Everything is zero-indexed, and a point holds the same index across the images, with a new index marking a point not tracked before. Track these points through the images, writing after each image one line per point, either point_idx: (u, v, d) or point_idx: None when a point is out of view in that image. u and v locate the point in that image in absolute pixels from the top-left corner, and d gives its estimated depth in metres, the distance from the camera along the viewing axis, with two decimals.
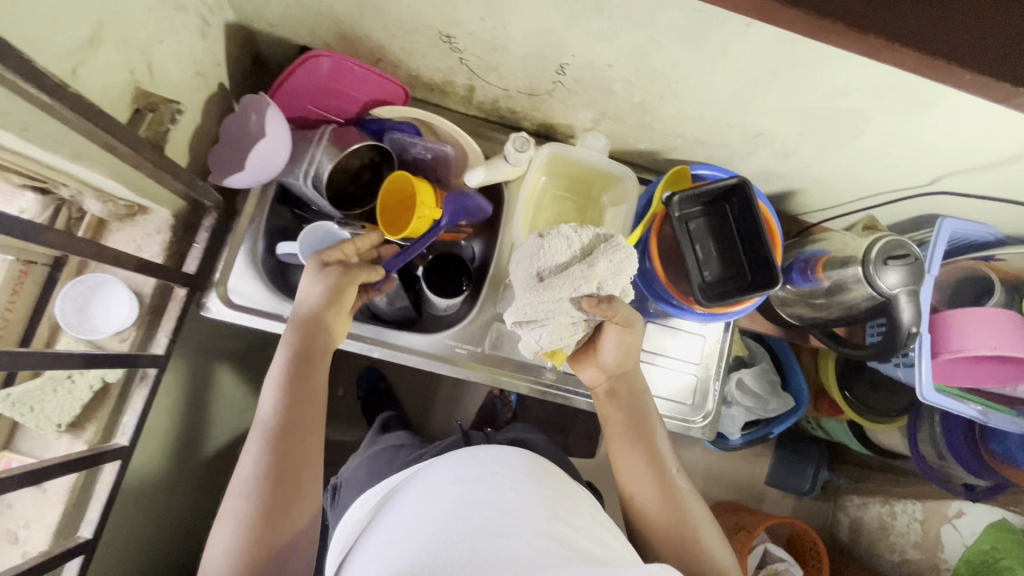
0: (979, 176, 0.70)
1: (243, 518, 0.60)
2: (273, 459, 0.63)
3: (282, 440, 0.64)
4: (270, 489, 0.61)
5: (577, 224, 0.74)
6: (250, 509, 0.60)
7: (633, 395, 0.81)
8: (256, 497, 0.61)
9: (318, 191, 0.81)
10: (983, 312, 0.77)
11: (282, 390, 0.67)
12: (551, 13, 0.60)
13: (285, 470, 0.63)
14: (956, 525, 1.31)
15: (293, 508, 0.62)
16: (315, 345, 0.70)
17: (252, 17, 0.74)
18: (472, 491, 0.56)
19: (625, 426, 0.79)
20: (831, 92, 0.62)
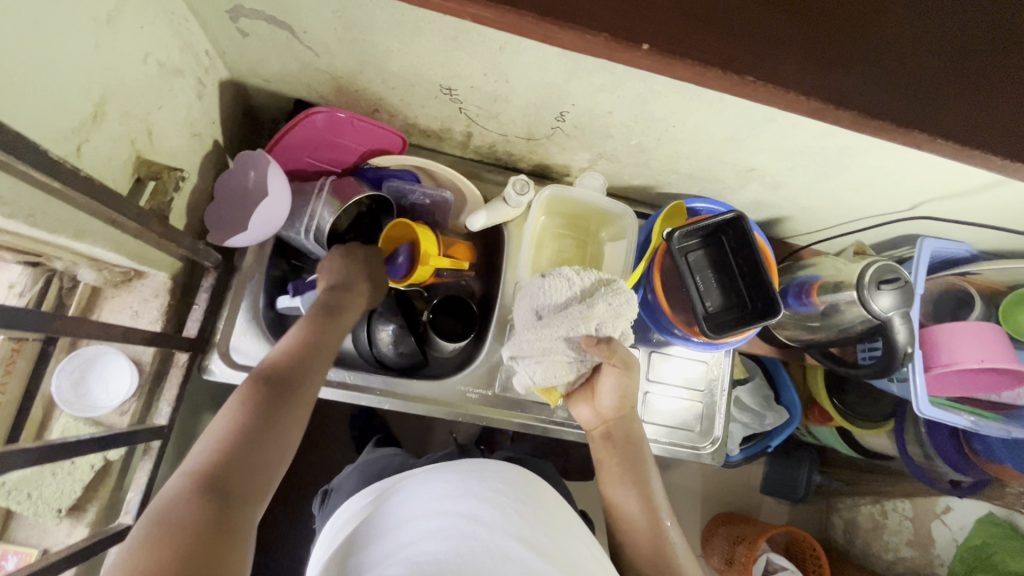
0: (956, 202, 0.74)
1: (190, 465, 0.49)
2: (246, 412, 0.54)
3: (255, 433, 0.53)
4: (223, 476, 0.49)
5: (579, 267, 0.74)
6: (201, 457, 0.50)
7: (626, 430, 0.76)
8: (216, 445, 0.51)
9: (319, 244, 0.82)
10: (968, 326, 0.82)
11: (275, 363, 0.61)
12: (556, 69, 0.61)
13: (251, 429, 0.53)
14: (945, 520, 1.37)
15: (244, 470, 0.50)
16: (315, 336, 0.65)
17: (247, 74, 0.74)
18: (468, 506, 0.55)
19: (619, 467, 0.73)
20: (821, 133, 0.65)
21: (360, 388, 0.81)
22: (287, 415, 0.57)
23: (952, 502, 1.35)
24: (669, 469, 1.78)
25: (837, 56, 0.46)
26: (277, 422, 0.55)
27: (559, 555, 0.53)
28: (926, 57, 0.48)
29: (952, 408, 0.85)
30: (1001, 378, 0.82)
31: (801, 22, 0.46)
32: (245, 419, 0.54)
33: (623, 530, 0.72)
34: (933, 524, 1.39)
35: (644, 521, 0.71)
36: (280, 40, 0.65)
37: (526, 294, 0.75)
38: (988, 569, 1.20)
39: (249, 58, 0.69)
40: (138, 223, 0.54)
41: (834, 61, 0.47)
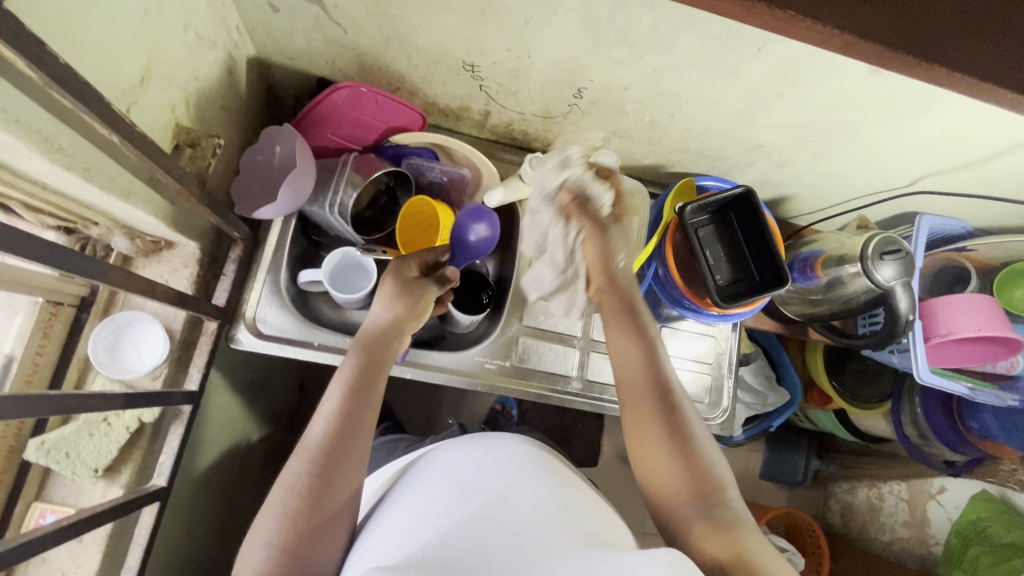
0: (953, 176, 0.78)
1: (290, 499, 0.56)
2: (330, 436, 0.59)
3: (332, 452, 0.59)
4: (310, 493, 0.56)
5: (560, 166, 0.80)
6: (297, 490, 0.57)
7: (645, 336, 0.72)
8: (307, 475, 0.57)
9: (344, 220, 0.83)
10: (965, 297, 0.85)
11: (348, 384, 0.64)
12: (577, 43, 0.64)
13: (337, 455, 0.59)
14: (940, 500, 1.40)
15: (337, 485, 0.57)
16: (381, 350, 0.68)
17: (274, 51, 0.76)
18: (471, 473, 0.57)
19: (637, 395, 0.68)
20: (828, 107, 0.68)
21: None
22: (365, 423, 0.62)
23: (947, 482, 1.37)
24: None
25: None
26: (348, 435, 0.60)
27: (575, 517, 0.53)
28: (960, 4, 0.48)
29: (950, 377, 0.89)
30: (995, 347, 0.86)
31: None
32: (321, 437, 0.60)
33: (643, 459, 0.65)
34: (928, 505, 1.43)
35: (664, 428, 0.64)
36: (311, 16, 0.67)
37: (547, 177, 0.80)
38: (983, 542, 1.22)
39: (277, 34, 0.72)
40: (181, 185, 0.56)
41: (872, 8, 0.47)
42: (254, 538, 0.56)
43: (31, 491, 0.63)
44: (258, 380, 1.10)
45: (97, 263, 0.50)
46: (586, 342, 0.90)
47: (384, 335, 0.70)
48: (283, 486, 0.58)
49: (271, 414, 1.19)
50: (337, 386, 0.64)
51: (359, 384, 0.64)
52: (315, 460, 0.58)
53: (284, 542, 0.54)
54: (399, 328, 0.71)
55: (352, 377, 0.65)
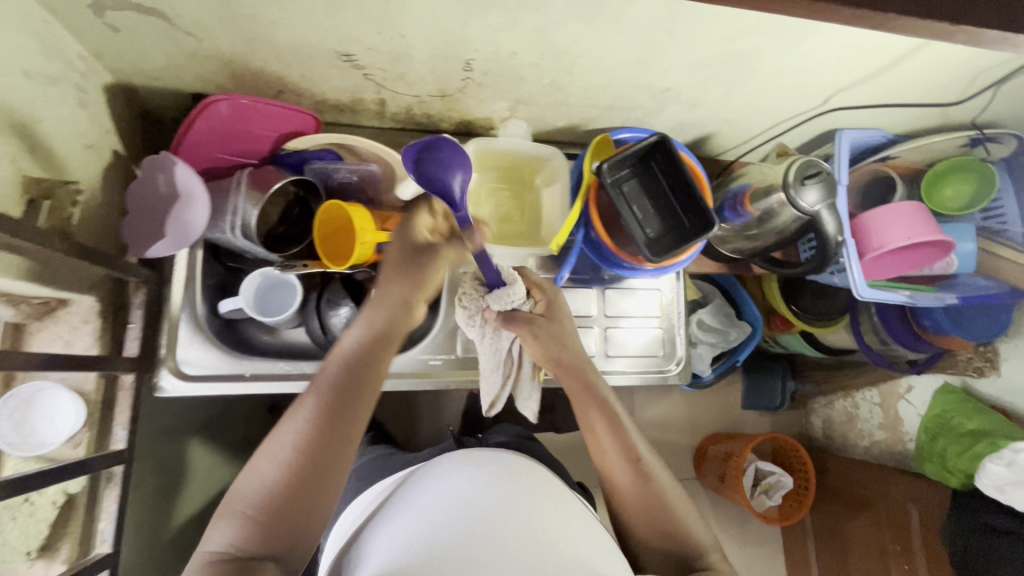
0: (862, 88, 0.77)
1: (253, 512, 0.55)
2: (300, 458, 0.57)
3: (298, 476, 0.57)
4: (271, 518, 0.55)
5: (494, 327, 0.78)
6: (258, 504, 0.56)
7: (617, 421, 0.75)
8: (274, 494, 0.56)
9: (250, 240, 0.77)
10: (893, 208, 0.85)
11: (318, 406, 0.60)
12: (447, 13, 0.60)
13: (305, 480, 0.57)
14: (909, 399, 1.44)
15: (307, 511, 0.57)
16: (358, 376, 0.63)
17: (133, 74, 0.70)
18: (463, 492, 0.58)
19: (598, 418, 0.75)
20: (721, 39, 0.66)
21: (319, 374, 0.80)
22: (336, 451, 0.59)
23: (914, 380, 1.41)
24: (653, 403, 1.84)
25: None
26: (317, 472, 0.58)
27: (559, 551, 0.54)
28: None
29: (890, 287, 0.89)
30: (928, 252, 0.87)
31: None
32: (279, 473, 0.57)
33: (632, 513, 0.72)
34: (899, 405, 1.47)
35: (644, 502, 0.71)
36: (156, 30, 0.61)
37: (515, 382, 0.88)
38: (948, 433, 1.23)
39: (127, 54, 0.66)
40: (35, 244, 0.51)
41: None
42: (205, 543, 0.55)
43: None
44: (215, 415, 1.06)
45: None
46: None
47: (357, 359, 0.64)
48: (233, 519, 0.56)
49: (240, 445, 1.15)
50: (302, 421, 0.59)
51: (330, 425, 0.59)
52: (272, 499, 0.56)
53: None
54: (374, 360, 0.64)
55: (316, 420, 0.59)
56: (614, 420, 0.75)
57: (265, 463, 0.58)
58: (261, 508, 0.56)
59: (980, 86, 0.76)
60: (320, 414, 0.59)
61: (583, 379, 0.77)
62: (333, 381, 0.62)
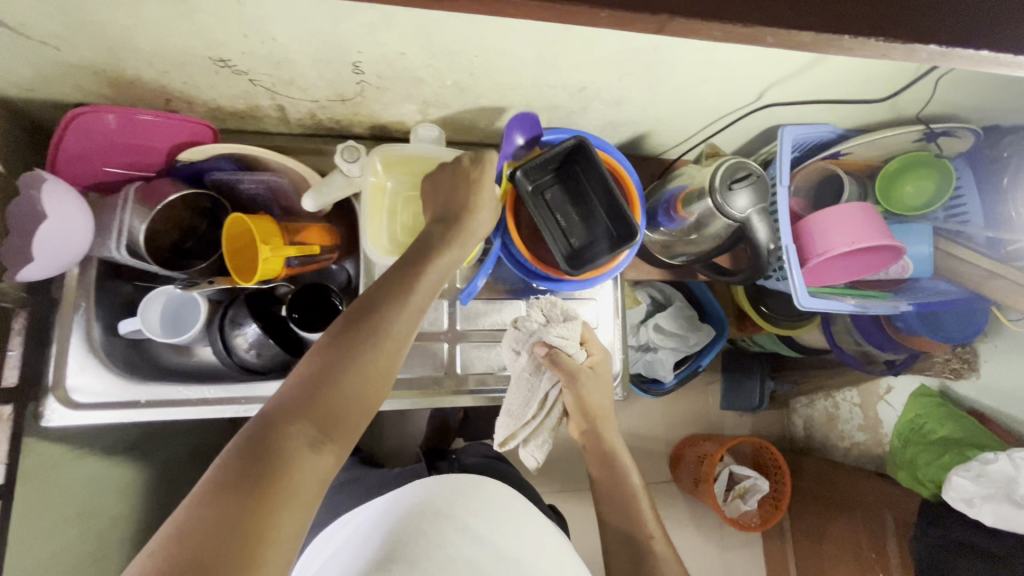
0: (795, 82, 0.70)
1: (297, 381, 0.51)
2: (351, 328, 0.54)
3: (348, 346, 0.53)
4: (313, 387, 0.50)
5: (535, 367, 0.79)
6: (304, 375, 0.51)
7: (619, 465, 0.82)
8: (319, 364, 0.52)
9: (141, 257, 0.74)
10: (839, 210, 0.79)
11: (372, 290, 0.58)
12: (312, 14, 0.55)
13: (351, 352, 0.53)
14: (889, 401, 1.38)
15: (352, 382, 0.52)
16: (412, 264, 0.61)
17: (0, 86, 0.65)
18: (440, 525, 0.69)
19: (600, 464, 0.83)
20: (625, 35, 0.60)
21: (223, 399, 0.76)
22: (390, 326, 0.56)
23: (895, 381, 1.35)
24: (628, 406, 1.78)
25: None
26: (367, 343, 0.54)
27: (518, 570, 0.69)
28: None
29: (838, 295, 0.84)
30: (878, 256, 0.80)
31: None
32: (329, 363, 0.52)
33: (605, 518, 0.81)
34: (878, 406, 1.42)
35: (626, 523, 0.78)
36: (3, 39, 0.57)
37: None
38: (921, 441, 1.16)
39: None
40: None
41: None
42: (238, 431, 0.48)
43: None
44: None
45: None
46: (454, 334, 0.85)
47: (412, 254, 0.62)
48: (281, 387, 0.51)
49: None
50: (354, 321, 0.55)
51: (383, 328, 0.55)
52: (316, 386, 0.50)
53: (251, 455, 0.46)
54: (430, 275, 0.61)
55: (356, 317, 0.56)
56: (613, 461, 0.83)
57: (297, 369, 0.53)
58: (303, 394, 0.50)
59: (924, 78, 0.69)
60: (378, 316, 0.55)
61: (601, 441, 0.84)
62: (385, 290, 0.58)
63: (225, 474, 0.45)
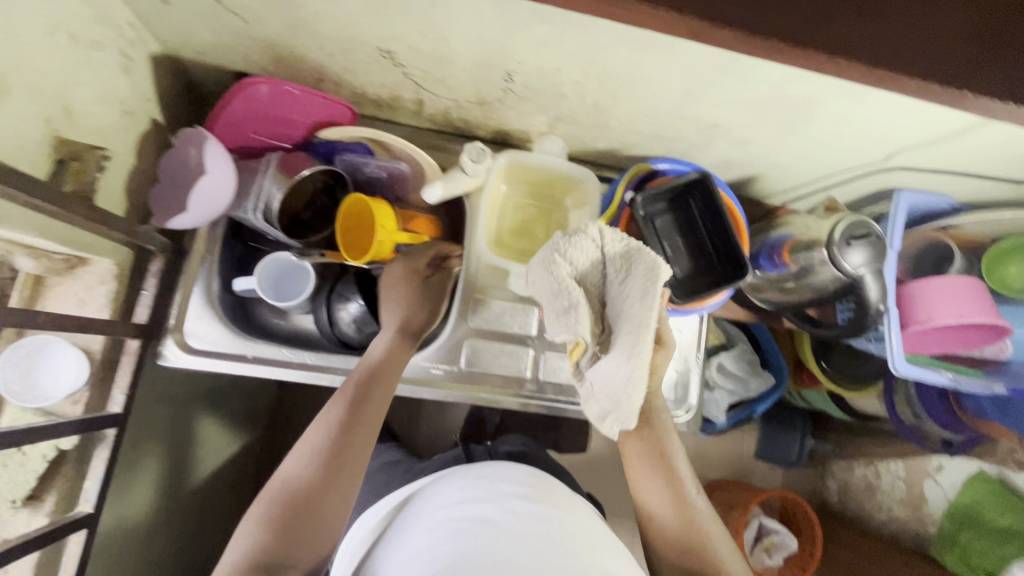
0: (929, 150, 0.71)
1: (261, 522, 0.59)
2: (318, 462, 0.62)
3: (308, 485, 0.61)
4: (278, 530, 0.58)
5: (620, 288, 0.59)
6: (266, 517, 0.59)
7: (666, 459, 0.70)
8: (278, 505, 0.60)
9: (271, 223, 0.79)
10: (944, 282, 0.79)
11: (333, 414, 0.65)
12: (491, 24, 0.58)
13: (307, 491, 0.60)
14: (938, 480, 1.23)
15: (314, 515, 0.59)
16: (370, 388, 0.67)
17: (181, 47, 0.70)
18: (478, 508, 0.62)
19: (646, 460, 0.71)
20: (780, 82, 0.61)
21: (320, 367, 0.79)
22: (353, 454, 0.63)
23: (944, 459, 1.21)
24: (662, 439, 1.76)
25: None
26: (330, 475, 0.61)
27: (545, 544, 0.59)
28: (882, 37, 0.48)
29: (931, 365, 0.83)
30: (979, 332, 0.80)
31: None
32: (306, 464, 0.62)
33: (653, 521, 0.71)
34: (924, 483, 1.27)
35: (676, 526, 0.68)
36: (204, 6, 0.61)
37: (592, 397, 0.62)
38: (977, 527, 1.10)
39: (178, 28, 0.66)
40: None
41: None
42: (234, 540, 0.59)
43: None
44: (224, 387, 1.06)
45: None
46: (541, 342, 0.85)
47: (361, 377, 0.69)
48: (249, 529, 0.59)
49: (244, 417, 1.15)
50: (327, 420, 0.65)
51: (337, 454, 0.63)
52: (285, 524, 0.58)
53: None
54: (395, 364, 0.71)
55: (325, 446, 0.63)
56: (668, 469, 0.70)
57: (268, 500, 0.60)
58: (273, 535, 0.58)
59: None
60: (346, 412, 0.65)
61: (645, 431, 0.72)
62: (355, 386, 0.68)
63: None
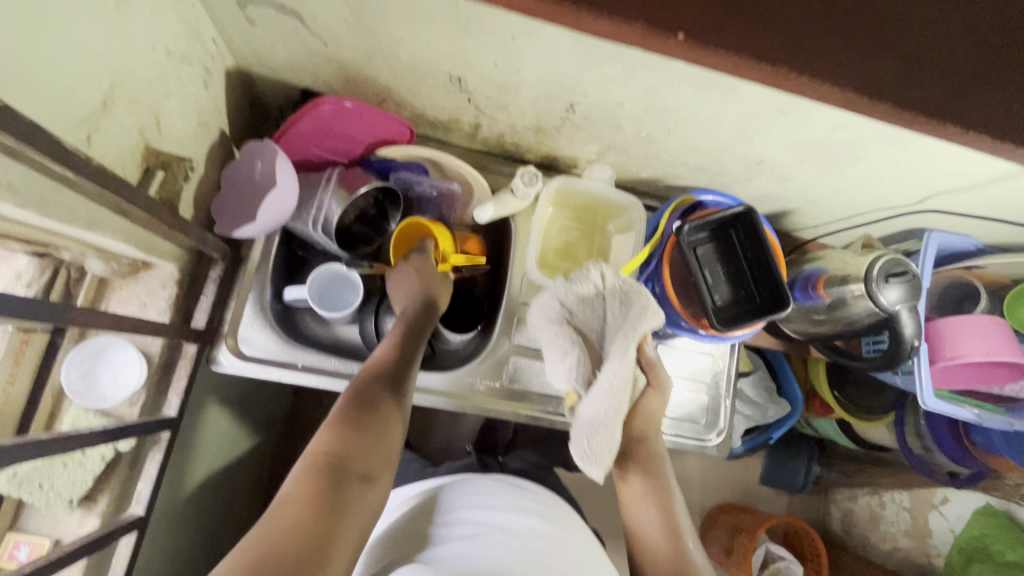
0: (964, 195, 0.74)
1: (341, 422, 0.57)
2: (385, 383, 0.63)
3: (383, 401, 0.61)
4: (362, 429, 0.57)
5: (611, 327, 0.68)
6: (346, 416, 0.58)
7: (661, 481, 0.70)
8: (360, 407, 0.59)
9: (328, 237, 0.81)
10: (972, 321, 0.82)
11: (390, 350, 0.68)
12: (566, 60, 0.61)
13: (382, 407, 0.60)
14: (943, 511, 1.24)
15: (389, 432, 0.59)
16: (417, 336, 0.71)
17: (254, 63, 0.73)
18: (494, 521, 0.61)
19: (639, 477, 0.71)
20: (832, 126, 0.65)
21: None
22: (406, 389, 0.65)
23: (950, 493, 1.22)
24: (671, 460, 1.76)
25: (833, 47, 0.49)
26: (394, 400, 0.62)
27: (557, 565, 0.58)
28: (989, 113, 0.51)
29: (956, 401, 0.86)
30: (1001, 370, 0.83)
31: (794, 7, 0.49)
32: (339, 444, 0.55)
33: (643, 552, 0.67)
34: (929, 515, 1.27)
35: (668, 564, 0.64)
36: (289, 28, 0.64)
37: (574, 436, 0.67)
38: (986, 561, 1.10)
39: (256, 46, 0.69)
40: (149, 214, 0.54)
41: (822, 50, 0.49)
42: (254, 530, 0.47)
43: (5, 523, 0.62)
44: (251, 392, 1.06)
45: (59, 304, 0.49)
46: None
47: (412, 325, 0.72)
48: (329, 426, 0.57)
49: (266, 422, 1.15)
50: (352, 402, 0.60)
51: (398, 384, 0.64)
52: (364, 428, 0.57)
53: (324, 491, 0.50)
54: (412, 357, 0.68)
55: (388, 375, 0.64)
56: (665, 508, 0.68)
57: (341, 407, 0.59)
58: (354, 432, 0.56)
59: None
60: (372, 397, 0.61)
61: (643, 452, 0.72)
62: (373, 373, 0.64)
63: (299, 508, 0.48)
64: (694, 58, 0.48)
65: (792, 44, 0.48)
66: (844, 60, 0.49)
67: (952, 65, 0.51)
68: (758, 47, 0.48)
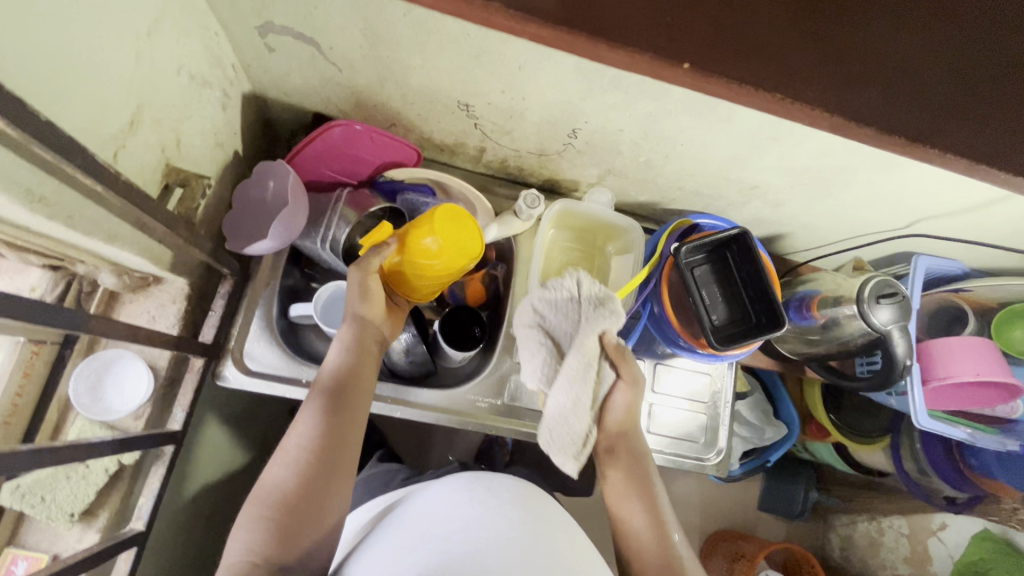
0: (949, 220, 0.77)
1: (263, 516, 0.57)
2: (310, 458, 0.60)
3: (307, 479, 0.59)
4: (281, 522, 0.57)
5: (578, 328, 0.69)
6: (269, 509, 0.58)
7: (644, 474, 0.71)
8: (282, 494, 0.58)
9: (335, 254, 0.83)
10: (962, 341, 0.84)
11: (321, 409, 0.64)
12: (570, 88, 0.65)
13: (306, 488, 0.59)
14: (942, 537, 1.23)
15: (313, 512, 0.58)
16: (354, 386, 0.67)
17: (270, 88, 0.76)
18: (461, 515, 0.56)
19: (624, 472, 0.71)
20: (821, 153, 0.68)
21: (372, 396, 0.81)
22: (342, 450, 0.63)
23: (947, 518, 1.21)
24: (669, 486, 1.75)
25: (830, 71, 0.52)
26: (324, 472, 0.60)
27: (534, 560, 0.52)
28: (975, 144, 0.53)
29: (950, 421, 0.88)
30: (994, 392, 0.85)
31: (792, 35, 0.52)
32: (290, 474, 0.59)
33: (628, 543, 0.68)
34: (928, 540, 1.26)
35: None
36: (307, 56, 0.67)
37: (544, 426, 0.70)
38: None
39: (273, 72, 0.72)
40: (168, 227, 0.56)
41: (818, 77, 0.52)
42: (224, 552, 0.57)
43: (4, 537, 0.62)
44: (250, 410, 1.06)
45: (81, 312, 0.50)
46: None
47: (349, 372, 0.68)
48: (254, 521, 0.58)
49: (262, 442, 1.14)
50: (310, 425, 0.63)
51: (327, 451, 0.61)
52: (282, 520, 0.57)
53: None
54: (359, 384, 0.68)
55: (316, 444, 0.61)
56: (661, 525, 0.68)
57: (266, 492, 0.59)
58: (272, 529, 0.56)
59: None
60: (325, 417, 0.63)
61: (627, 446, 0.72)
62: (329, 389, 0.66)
63: None
64: (694, 86, 0.51)
65: (797, 69, 0.52)
66: (847, 86, 0.52)
67: (933, 98, 0.54)
68: (752, 78, 0.51)
